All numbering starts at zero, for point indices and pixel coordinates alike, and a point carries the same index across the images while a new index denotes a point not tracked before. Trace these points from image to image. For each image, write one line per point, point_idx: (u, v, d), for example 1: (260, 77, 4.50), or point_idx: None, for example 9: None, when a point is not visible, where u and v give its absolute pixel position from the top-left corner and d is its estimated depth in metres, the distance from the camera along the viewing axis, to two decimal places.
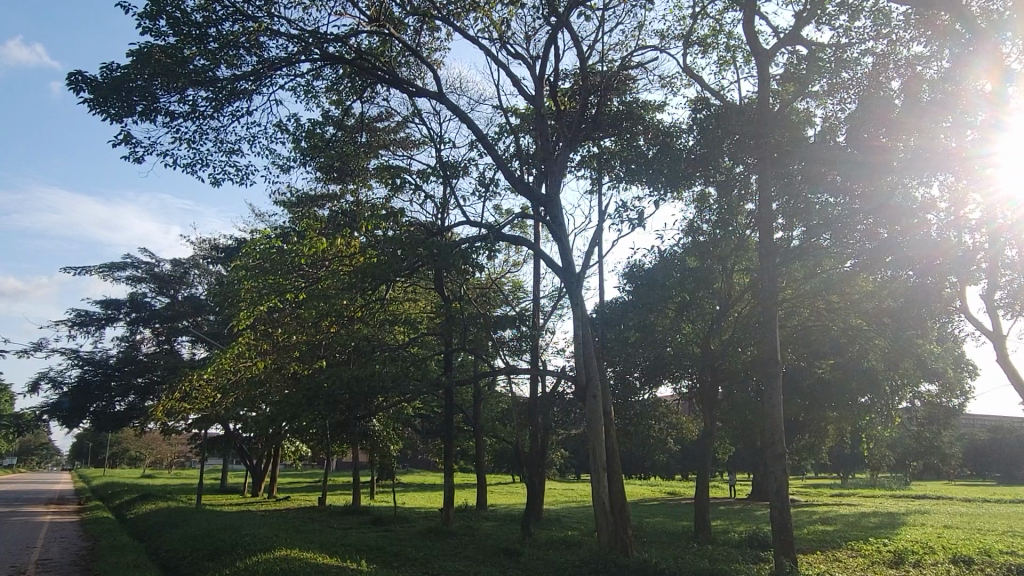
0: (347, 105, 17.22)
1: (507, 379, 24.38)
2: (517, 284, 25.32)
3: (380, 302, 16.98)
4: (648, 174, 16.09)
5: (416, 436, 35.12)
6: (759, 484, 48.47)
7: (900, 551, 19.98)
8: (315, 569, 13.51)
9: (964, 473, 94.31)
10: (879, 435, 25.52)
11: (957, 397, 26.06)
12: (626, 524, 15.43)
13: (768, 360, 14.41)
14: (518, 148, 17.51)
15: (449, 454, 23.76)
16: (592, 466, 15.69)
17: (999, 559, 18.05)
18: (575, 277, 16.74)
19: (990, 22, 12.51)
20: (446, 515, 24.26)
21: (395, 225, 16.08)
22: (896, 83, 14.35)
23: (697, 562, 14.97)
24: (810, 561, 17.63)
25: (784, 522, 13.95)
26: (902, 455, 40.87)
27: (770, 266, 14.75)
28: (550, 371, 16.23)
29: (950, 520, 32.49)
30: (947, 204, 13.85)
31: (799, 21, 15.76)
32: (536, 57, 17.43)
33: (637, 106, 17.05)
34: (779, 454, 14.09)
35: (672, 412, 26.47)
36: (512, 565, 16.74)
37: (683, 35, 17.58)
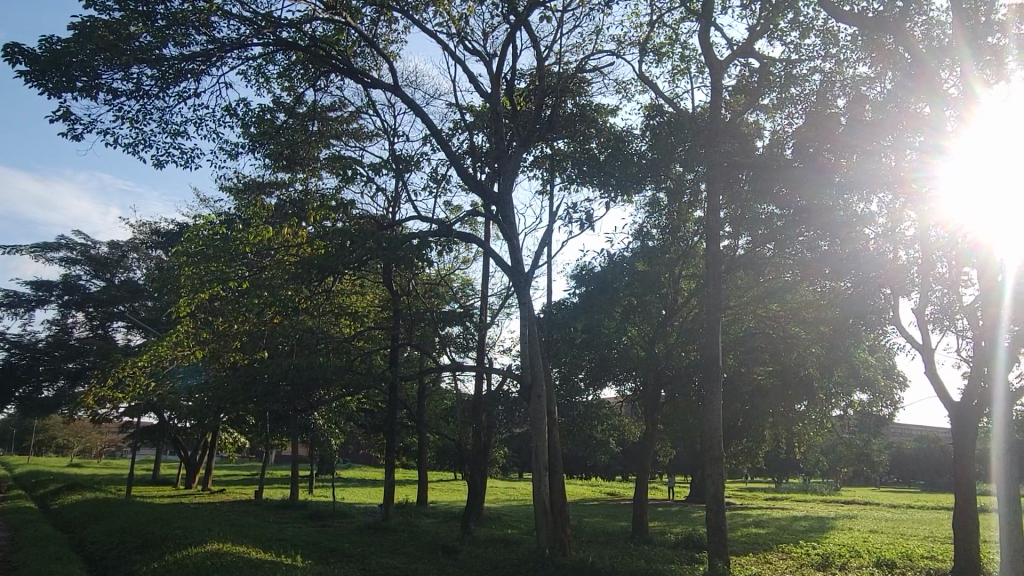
0: (299, 92, 16.90)
1: (453, 376, 24.30)
2: (466, 281, 25.32)
3: (326, 294, 16.74)
4: (600, 178, 16.26)
5: (358, 431, 34.76)
6: (696, 486, 49.47)
7: (826, 554, 20.71)
8: (247, 564, 13.23)
9: (890, 479, 98.23)
10: (812, 441, 26.32)
11: (886, 408, 27.08)
12: (565, 524, 15.72)
13: (708, 366, 14.73)
14: (472, 145, 17.48)
15: (391, 449, 23.50)
16: (534, 464, 15.78)
17: (918, 563, 18.84)
18: (523, 277, 16.82)
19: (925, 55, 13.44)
20: (385, 511, 24.02)
21: (345, 217, 15.92)
22: (840, 101, 14.87)
23: (633, 562, 15.14)
24: (742, 563, 18.08)
25: (718, 523, 14.22)
26: (833, 461, 42.28)
27: (715, 273, 15.06)
28: (496, 369, 16.19)
29: (876, 525, 33.79)
30: (885, 220, 14.36)
31: (752, 35, 16.15)
32: (493, 55, 17.52)
33: (591, 109, 17.28)
34: (716, 458, 14.36)
35: (614, 413, 26.80)
36: (449, 562, 16.68)
37: (640, 42, 17.89)
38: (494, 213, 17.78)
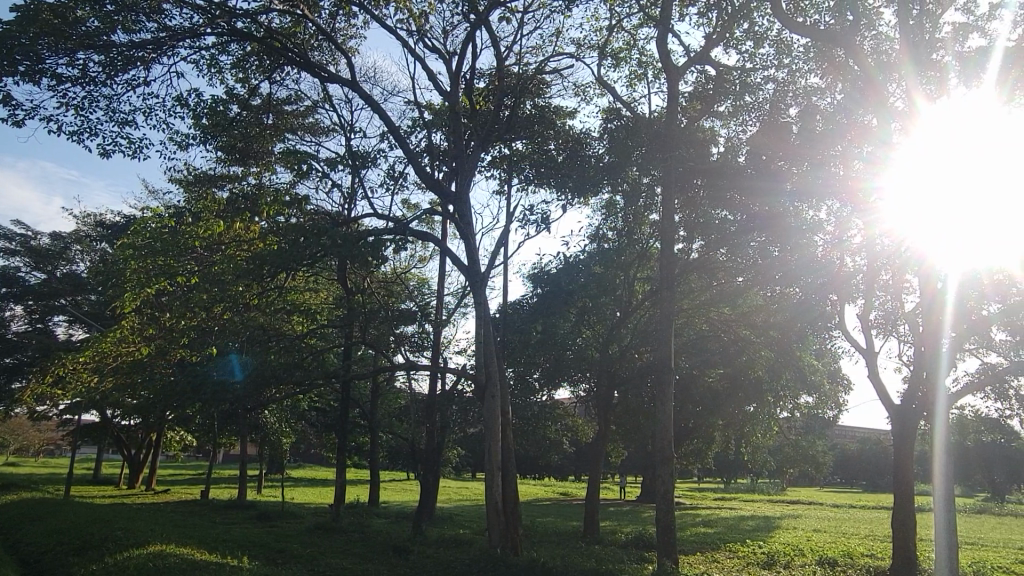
0: (253, 84, 16.60)
1: (407, 375, 24.16)
2: (423, 280, 25.21)
3: (278, 290, 16.49)
4: (557, 179, 16.34)
5: (310, 430, 34.28)
6: (647, 486, 50.03)
7: (771, 552, 21.21)
8: (192, 566, 12.91)
9: (833, 480, 101.11)
10: (759, 442, 26.92)
11: (830, 410, 27.87)
12: (517, 525, 15.73)
13: (661, 368, 14.92)
14: (430, 144, 17.43)
15: (343, 448, 23.23)
16: (486, 464, 15.79)
17: (858, 561, 19.43)
18: (480, 277, 16.85)
19: (870, 69, 13.97)
20: (335, 511, 23.73)
21: (299, 212, 15.71)
22: (791, 110, 15.28)
23: (583, 562, 15.27)
24: (689, 562, 18.40)
25: (668, 523, 14.41)
26: (779, 462, 43.33)
27: (668, 277, 15.28)
28: (450, 368, 16.15)
29: (820, 524, 34.66)
30: (833, 228, 14.77)
31: (709, 42, 16.46)
32: (452, 53, 17.59)
33: (550, 111, 17.37)
34: (667, 459, 14.54)
35: (567, 414, 27.00)
36: (400, 563, 16.57)
37: (599, 46, 18.12)
38: (451, 212, 17.74)
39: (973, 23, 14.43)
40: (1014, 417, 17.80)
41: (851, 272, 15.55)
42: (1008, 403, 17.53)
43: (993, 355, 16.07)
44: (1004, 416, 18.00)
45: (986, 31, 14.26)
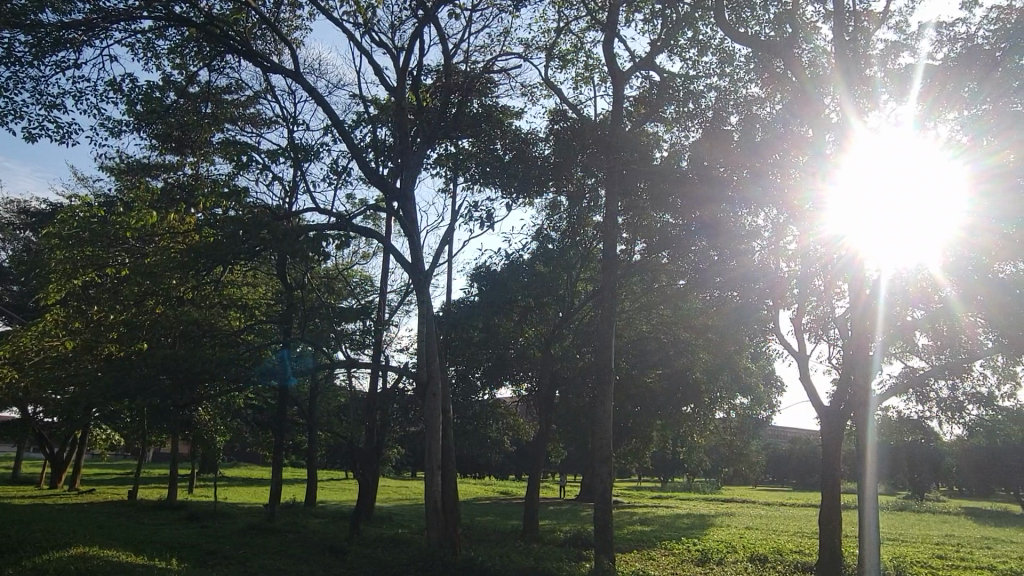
0: (191, 70, 16.12)
1: (347, 373, 23.79)
2: (365, 277, 24.94)
3: (215, 284, 15.95)
4: (502, 179, 16.30)
5: (245, 428, 33.44)
6: (586, 486, 50.58)
7: (705, 550, 21.69)
8: (115, 569, 12.41)
9: (765, 479, 104.16)
10: (695, 442, 27.50)
11: (764, 411, 28.66)
12: (456, 522, 15.79)
13: (601, 368, 15.06)
14: (374, 139, 17.28)
15: (279, 447, 22.75)
16: (426, 463, 15.66)
17: (787, 557, 20.03)
18: (423, 275, 16.82)
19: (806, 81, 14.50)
20: (270, 511, 23.21)
21: (238, 205, 15.34)
22: (732, 118, 15.66)
23: (521, 561, 15.28)
24: (626, 559, 18.65)
25: (605, 521, 14.54)
26: (714, 462, 44.38)
27: (611, 278, 15.46)
28: (390, 367, 16.40)
29: (753, 522, 35.58)
30: (771, 234, 15.30)
31: (654, 49, 16.81)
32: (400, 48, 17.71)
33: (496, 111, 17.36)
34: (606, 458, 14.67)
35: (509, 413, 27.06)
36: (336, 563, 16.27)
37: (546, 47, 18.29)
38: (395, 209, 17.64)
39: (902, 42, 15.12)
40: (934, 419, 18.71)
41: (783, 278, 16.17)
42: (928, 405, 18.38)
43: (915, 358, 16.90)
44: (924, 417, 18.87)
45: (914, 50, 14.94)
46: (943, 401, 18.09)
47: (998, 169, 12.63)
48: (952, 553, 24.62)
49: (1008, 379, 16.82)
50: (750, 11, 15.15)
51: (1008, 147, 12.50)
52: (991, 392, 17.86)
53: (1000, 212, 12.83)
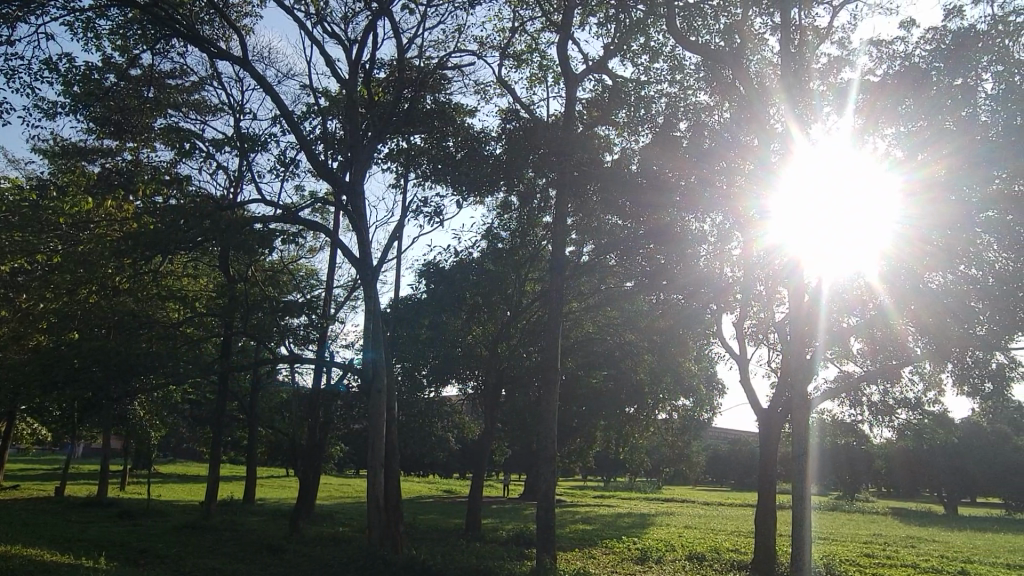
0: (134, 53, 15.67)
1: (290, 368, 23.36)
2: (311, 271, 24.57)
3: (152, 274, 15.72)
4: (453, 177, 16.16)
5: (182, 424, 32.52)
6: (530, 485, 50.91)
7: (645, 549, 22.03)
8: (37, 568, 11.88)
9: (704, 480, 106.47)
10: (638, 442, 27.91)
11: (705, 412, 29.29)
12: (398, 521, 15.51)
13: (548, 367, 15.13)
14: (324, 131, 17.10)
15: (217, 443, 22.15)
16: (369, 460, 15.51)
17: (724, 555, 20.51)
18: (371, 270, 16.69)
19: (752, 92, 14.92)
20: (206, 510, 22.56)
21: (179, 193, 14.91)
22: (681, 124, 15.97)
23: (464, 559, 15.23)
24: (567, 558, 18.82)
25: (548, 521, 14.59)
26: (657, 462, 45.20)
27: (558, 278, 15.59)
28: (335, 362, 16.44)
29: (691, 521, 36.35)
30: (715, 239, 15.78)
31: (607, 53, 17.03)
32: (353, 40, 17.66)
33: (449, 107, 17.29)
34: (549, 458, 14.74)
35: (455, 411, 26.99)
36: (273, 562, 15.92)
37: (501, 46, 18.35)
38: (344, 203, 17.45)
39: (843, 58, 15.67)
40: (865, 422, 19.43)
41: (726, 283, 16.76)
42: (860, 409, 19.09)
43: (850, 363, 17.51)
44: (856, 421, 19.59)
45: (854, 65, 15.49)
46: (874, 405, 18.81)
47: (928, 182, 13.12)
48: (878, 552, 25.59)
49: (933, 385, 17.61)
50: (701, 19, 15.45)
51: (937, 161, 12.98)
52: (918, 397, 18.65)
53: (931, 223, 13.35)
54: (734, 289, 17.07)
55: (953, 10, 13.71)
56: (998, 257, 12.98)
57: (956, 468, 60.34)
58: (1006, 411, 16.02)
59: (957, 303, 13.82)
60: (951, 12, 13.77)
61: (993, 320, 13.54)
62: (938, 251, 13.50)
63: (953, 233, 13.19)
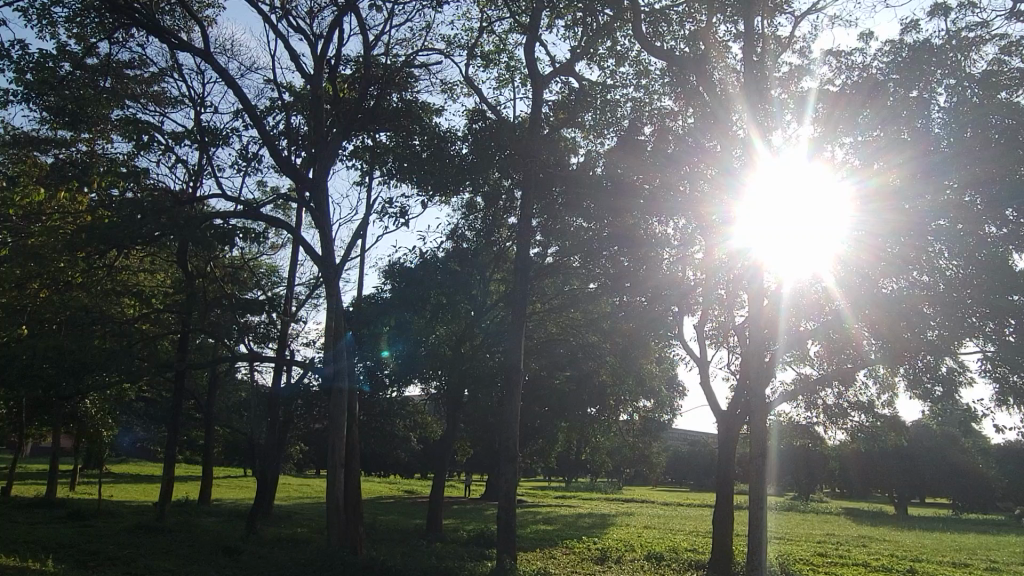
0: (91, 42, 15.30)
1: (249, 366, 23.00)
2: (272, 268, 24.26)
3: (107, 268, 15.34)
4: (418, 176, 16.03)
5: (136, 423, 31.74)
6: (492, 485, 50.88)
7: (605, 549, 22.16)
8: None
9: (664, 480, 107.65)
10: (600, 443, 28.09)
11: (666, 413, 29.60)
12: (358, 520, 15.53)
13: (511, 368, 15.13)
14: (288, 127, 16.92)
15: (173, 442, 21.68)
16: (329, 460, 15.34)
17: (682, 556, 20.75)
18: (334, 267, 16.52)
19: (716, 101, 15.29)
20: (160, 510, 22.05)
21: (136, 186, 14.59)
22: (645, 129, 16.18)
23: (424, 560, 15.13)
24: (527, 558, 18.85)
25: (509, 521, 14.56)
26: (618, 463, 45.51)
27: (523, 279, 15.61)
28: (296, 361, 16.21)
29: (651, 522, 36.71)
30: (678, 243, 16.03)
31: (574, 56, 17.12)
32: (318, 35, 17.47)
33: (416, 106, 17.22)
34: (511, 458, 14.72)
35: (416, 411, 26.83)
36: (229, 564, 15.63)
37: (468, 46, 18.34)
38: (307, 199, 17.27)
39: (803, 67, 16.02)
40: (820, 424, 19.87)
41: (689, 287, 17.01)
42: (816, 411, 19.53)
43: (807, 367, 17.87)
44: (812, 423, 20.02)
45: (814, 75, 15.85)
46: (829, 408, 19.26)
47: (883, 189, 13.58)
48: (831, 551, 26.23)
49: (887, 388, 18.05)
50: (666, 26, 15.64)
51: (890, 170, 13.50)
52: (872, 400, 19.12)
53: (885, 230, 13.76)
54: (695, 293, 17.35)
55: (910, 24, 14.11)
56: (949, 264, 13.36)
57: (907, 469, 61.99)
58: (954, 415, 16.50)
59: (908, 310, 14.07)
60: (908, 27, 14.17)
61: (942, 327, 13.82)
62: (891, 258, 13.85)
63: (906, 240, 13.57)
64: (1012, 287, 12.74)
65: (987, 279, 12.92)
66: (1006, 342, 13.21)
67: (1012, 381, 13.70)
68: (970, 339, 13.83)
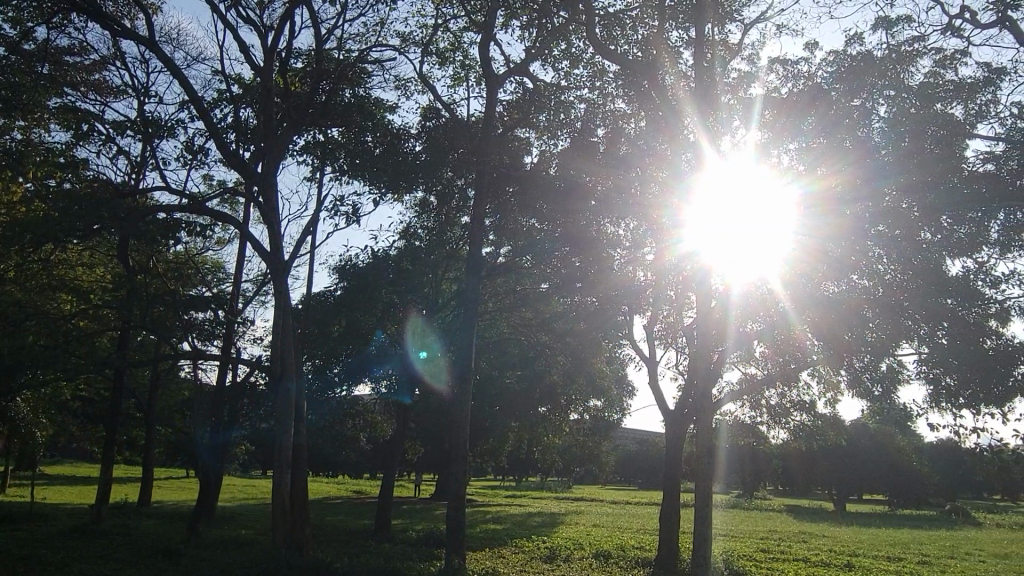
0: (28, 26, 14.74)
1: (192, 363, 22.44)
2: (218, 264, 23.72)
3: (41, 262, 14.76)
4: (371, 173, 15.82)
5: (71, 422, 30.65)
6: (442, 485, 50.73)
7: (553, 548, 22.29)
8: None
9: (613, 479, 108.95)
10: (550, 442, 28.26)
11: (615, 412, 29.95)
12: (304, 521, 15.47)
13: (462, 368, 15.09)
14: (236, 120, 16.59)
15: (111, 442, 20.97)
16: (275, 460, 15.04)
17: (629, 553, 21.03)
18: (282, 264, 16.24)
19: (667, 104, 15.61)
20: (97, 512, 21.32)
21: (75, 177, 14.10)
22: (598, 131, 16.36)
23: (371, 561, 14.95)
24: (476, 558, 18.79)
25: (458, 521, 14.50)
26: (568, 463, 45.85)
27: (474, 278, 15.58)
28: (242, 359, 15.86)
29: (599, 520, 37.07)
30: (629, 244, 16.26)
31: (529, 57, 17.17)
32: (269, 28, 17.14)
33: (369, 102, 17.01)
34: (461, 458, 14.67)
35: (366, 410, 26.54)
36: (168, 568, 15.17)
37: (423, 42, 18.21)
38: (255, 194, 16.95)
39: (752, 75, 16.37)
40: (764, 423, 20.38)
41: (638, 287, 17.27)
42: (760, 411, 20.03)
43: (752, 367, 18.28)
44: (756, 422, 20.51)
45: (761, 82, 16.22)
46: (772, 407, 19.77)
47: (824, 194, 13.99)
48: (771, 547, 26.92)
49: (828, 389, 18.60)
50: (620, 29, 15.82)
51: (830, 174, 13.92)
52: (814, 401, 19.68)
53: (826, 233, 14.18)
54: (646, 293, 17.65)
55: (853, 35, 14.52)
56: (887, 268, 13.86)
57: (844, 467, 64.07)
58: (890, 415, 17.10)
59: (849, 312, 14.47)
60: (851, 38, 14.60)
61: (881, 329, 14.23)
62: (833, 261, 14.29)
63: (847, 243, 14.01)
64: (946, 291, 13.46)
65: (921, 284, 13.51)
66: (938, 344, 13.82)
67: (945, 382, 14.05)
68: (906, 341, 14.29)
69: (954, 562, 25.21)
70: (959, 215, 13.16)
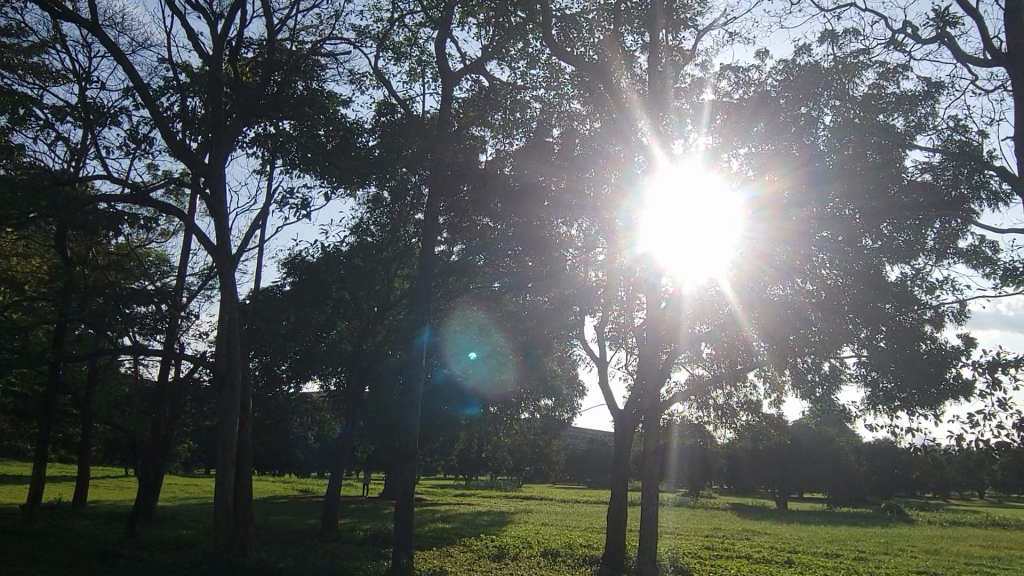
0: None
1: (133, 359, 21.77)
2: (161, 257, 23.05)
3: None
4: (322, 167, 15.48)
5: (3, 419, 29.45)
6: (392, 484, 50.33)
7: (502, 545, 22.33)
8: None
9: (562, 477, 109.74)
10: (500, 441, 28.27)
11: (566, 412, 30.15)
12: (246, 521, 14.97)
13: (412, 366, 14.96)
14: (183, 109, 16.15)
15: (45, 439, 20.20)
16: (219, 458, 14.67)
17: (577, 550, 21.20)
18: (229, 258, 15.84)
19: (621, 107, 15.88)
20: (29, 512, 20.52)
21: (10, 164, 13.53)
22: (554, 130, 16.43)
23: (316, 560, 14.72)
24: (423, 556, 18.67)
25: (406, 520, 14.38)
26: (518, 462, 45.98)
27: (426, 276, 15.46)
28: (185, 355, 15.43)
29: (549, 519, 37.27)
30: (582, 244, 16.35)
31: (485, 55, 17.13)
32: (218, 16, 16.74)
33: (321, 95, 16.72)
34: (410, 455, 14.55)
35: (314, 408, 26.11)
36: (103, 569, 14.67)
37: (378, 36, 18.02)
38: (201, 185, 16.51)
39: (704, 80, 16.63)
40: (710, 423, 20.74)
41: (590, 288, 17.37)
42: (707, 411, 20.38)
43: (699, 367, 18.58)
44: (703, 422, 20.87)
45: (713, 88, 16.48)
46: (719, 407, 20.14)
47: (770, 199, 14.34)
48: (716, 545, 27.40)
49: (772, 389, 19.05)
50: (577, 31, 15.71)
51: (774, 180, 14.38)
52: (759, 401, 20.12)
53: (772, 237, 14.54)
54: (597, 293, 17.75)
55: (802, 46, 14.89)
56: (829, 272, 14.42)
57: (787, 465, 65.75)
58: (831, 415, 17.59)
59: (794, 314, 14.92)
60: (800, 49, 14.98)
61: (822, 330, 14.69)
62: (778, 264, 14.73)
63: (792, 247, 14.42)
64: (886, 294, 14.01)
65: (861, 290, 14.09)
66: (877, 347, 14.34)
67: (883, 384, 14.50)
68: (846, 344, 14.82)
69: (889, 558, 26.03)
70: (899, 223, 13.58)
